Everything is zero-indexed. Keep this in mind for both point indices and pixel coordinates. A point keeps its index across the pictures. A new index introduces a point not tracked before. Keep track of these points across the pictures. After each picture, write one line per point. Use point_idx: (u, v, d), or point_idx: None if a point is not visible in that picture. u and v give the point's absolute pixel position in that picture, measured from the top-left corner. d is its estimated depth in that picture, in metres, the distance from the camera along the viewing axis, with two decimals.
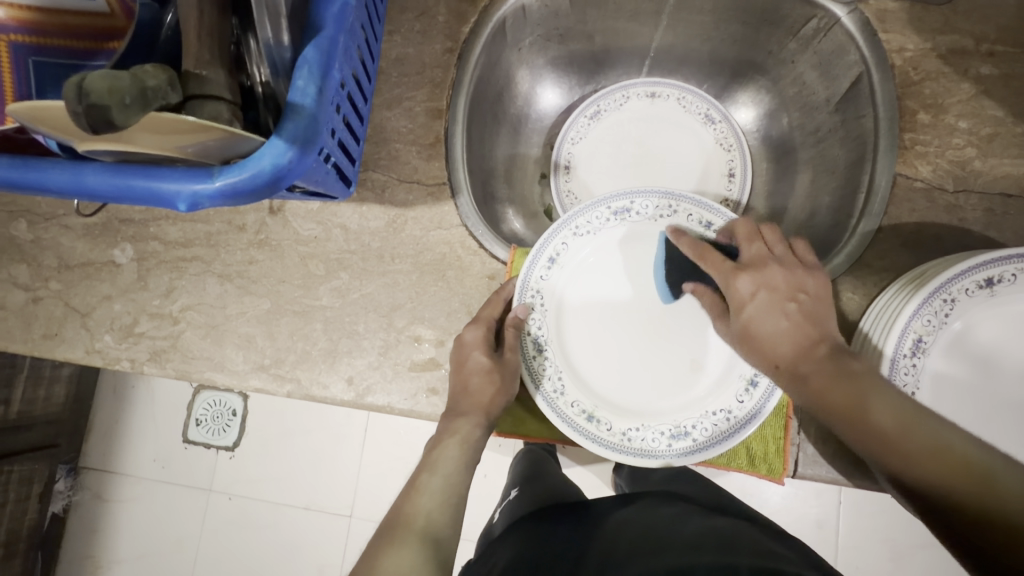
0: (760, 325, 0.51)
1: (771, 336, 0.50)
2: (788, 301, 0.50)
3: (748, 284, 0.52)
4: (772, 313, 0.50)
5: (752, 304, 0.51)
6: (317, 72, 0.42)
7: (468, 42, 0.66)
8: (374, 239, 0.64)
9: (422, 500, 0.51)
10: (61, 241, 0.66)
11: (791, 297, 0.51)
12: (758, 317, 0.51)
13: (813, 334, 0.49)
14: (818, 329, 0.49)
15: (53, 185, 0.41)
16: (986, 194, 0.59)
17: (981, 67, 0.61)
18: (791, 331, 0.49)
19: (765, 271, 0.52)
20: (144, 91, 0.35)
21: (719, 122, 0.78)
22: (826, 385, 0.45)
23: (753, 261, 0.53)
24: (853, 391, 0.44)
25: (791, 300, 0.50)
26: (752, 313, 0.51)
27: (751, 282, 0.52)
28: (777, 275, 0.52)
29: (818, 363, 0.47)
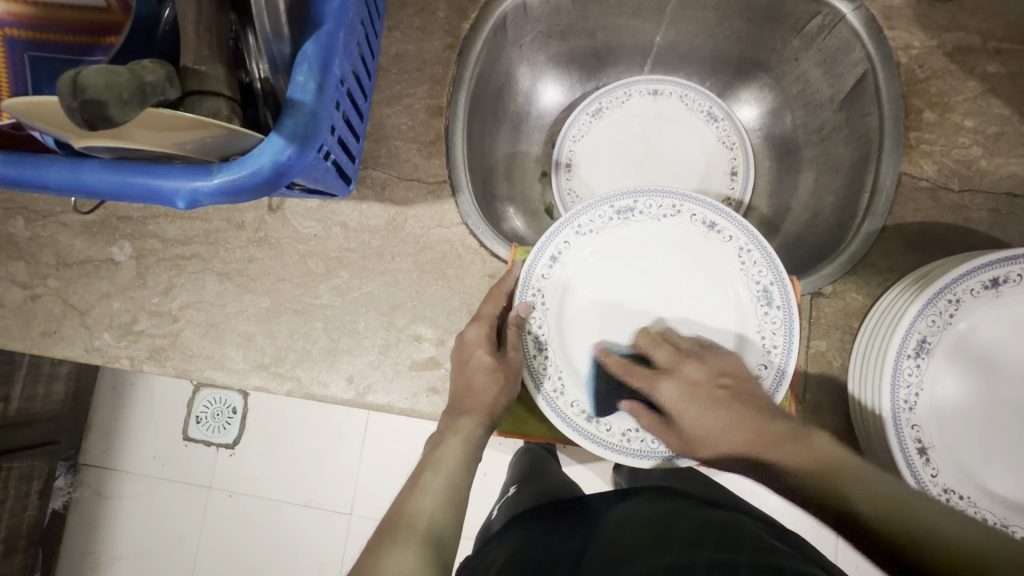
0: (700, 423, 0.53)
1: (715, 429, 0.52)
2: (713, 391, 0.54)
3: (671, 387, 0.56)
4: (705, 409, 0.54)
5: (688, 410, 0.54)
6: (317, 68, 0.42)
7: (469, 38, 0.65)
8: (375, 237, 0.64)
9: (424, 499, 0.51)
10: (60, 238, 0.66)
11: (717, 384, 0.54)
12: (700, 420, 0.54)
13: (751, 418, 0.52)
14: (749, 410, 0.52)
15: (51, 182, 0.40)
16: (992, 193, 0.59)
17: (987, 65, 0.60)
18: (729, 418, 0.52)
19: (682, 371, 0.56)
20: (142, 87, 0.35)
21: (722, 120, 0.78)
22: (790, 455, 0.48)
23: (670, 365, 0.58)
24: (823, 465, 0.47)
25: (714, 390, 0.54)
26: (688, 415, 0.54)
27: (673, 384, 0.56)
28: (694, 369, 0.56)
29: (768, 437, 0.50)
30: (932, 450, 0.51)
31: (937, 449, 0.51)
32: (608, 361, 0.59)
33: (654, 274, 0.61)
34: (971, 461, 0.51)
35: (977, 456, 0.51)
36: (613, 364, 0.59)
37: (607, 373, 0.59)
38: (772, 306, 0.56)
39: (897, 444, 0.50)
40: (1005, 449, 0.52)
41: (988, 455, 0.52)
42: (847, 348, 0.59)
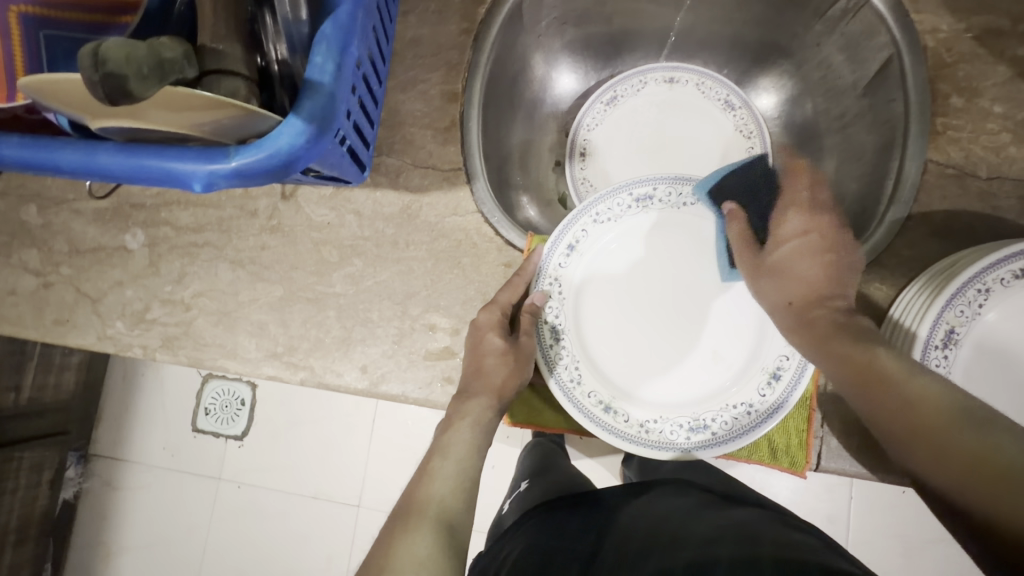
0: (784, 261, 0.55)
1: (790, 272, 0.54)
2: (825, 251, 0.54)
3: (799, 222, 0.56)
4: (806, 254, 0.54)
5: (795, 240, 0.56)
6: (335, 48, 0.41)
7: (484, 23, 0.64)
8: (389, 226, 0.63)
9: (435, 485, 0.49)
10: (72, 226, 0.66)
11: (831, 250, 0.54)
12: (791, 255, 0.55)
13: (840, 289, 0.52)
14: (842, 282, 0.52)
15: (65, 164, 0.39)
16: (1022, 180, 0.57)
17: (1018, 49, 0.59)
18: (818, 275, 0.53)
19: (818, 220, 0.56)
20: (161, 63, 0.35)
21: (739, 108, 0.76)
22: (837, 342, 0.47)
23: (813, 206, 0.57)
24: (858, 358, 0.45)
25: (827, 251, 0.54)
26: (785, 247, 0.56)
27: (801, 220, 0.56)
28: (828, 227, 0.55)
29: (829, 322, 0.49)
30: None
31: None
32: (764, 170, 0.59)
33: (676, 261, 0.60)
34: None
35: None
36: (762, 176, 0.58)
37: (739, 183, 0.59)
38: None
39: None
40: None
41: None
42: None
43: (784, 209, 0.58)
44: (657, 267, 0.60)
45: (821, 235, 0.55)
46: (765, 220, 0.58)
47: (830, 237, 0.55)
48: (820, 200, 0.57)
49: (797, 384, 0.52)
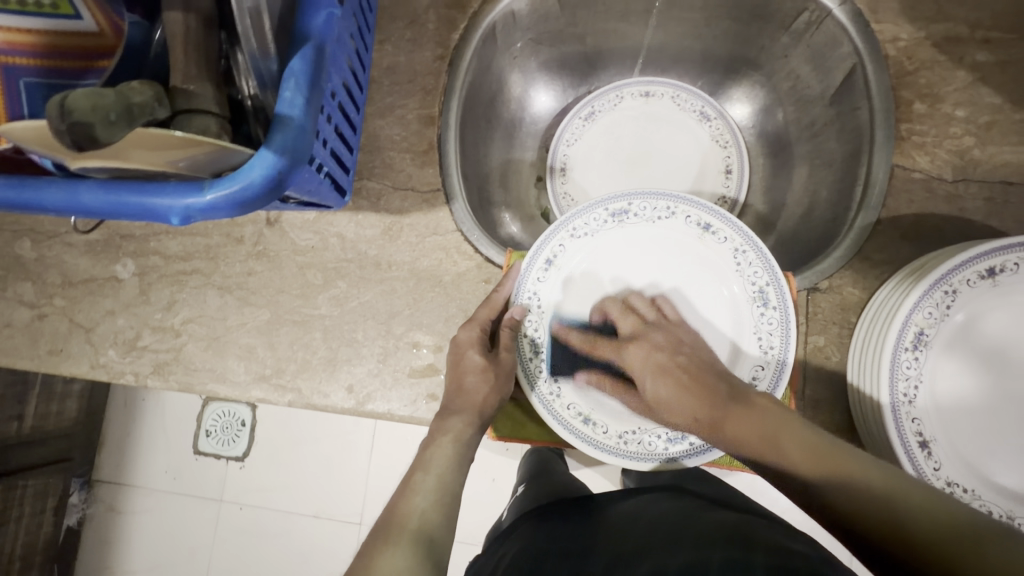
0: (662, 393, 0.53)
1: (669, 398, 0.53)
2: (673, 366, 0.54)
3: (636, 355, 0.56)
4: (660, 376, 0.54)
5: (645, 372, 0.55)
6: (304, 83, 0.42)
7: (458, 48, 0.66)
8: (371, 247, 0.65)
9: (416, 499, 0.50)
10: (65, 258, 0.67)
11: (675, 353, 0.55)
12: (655, 388, 0.54)
13: (709, 386, 0.52)
14: (704, 387, 0.52)
15: (49, 204, 0.41)
16: (987, 182, 0.59)
17: (976, 55, 0.60)
18: (686, 385, 0.52)
19: (649, 337, 0.57)
20: (129, 107, 0.37)
21: (714, 119, 0.78)
22: (740, 426, 0.48)
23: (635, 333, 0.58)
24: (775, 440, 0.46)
25: (672, 359, 0.55)
26: (648, 381, 0.55)
27: (640, 351, 0.56)
28: (660, 340, 0.57)
29: (723, 408, 0.49)
30: (934, 443, 0.50)
31: (938, 442, 0.50)
32: (571, 339, 0.59)
33: (662, 273, 0.61)
34: (975, 453, 0.51)
35: (979, 447, 0.51)
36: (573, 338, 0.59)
37: (567, 350, 0.59)
38: (767, 307, 0.56)
39: (897, 438, 0.50)
40: (1012, 440, 0.51)
41: (994, 446, 0.51)
42: (846, 343, 0.58)
43: (618, 346, 0.58)
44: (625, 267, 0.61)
45: (662, 349, 0.56)
46: (614, 360, 0.58)
47: (667, 344, 0.56)
48: (630, 326, 0.59)
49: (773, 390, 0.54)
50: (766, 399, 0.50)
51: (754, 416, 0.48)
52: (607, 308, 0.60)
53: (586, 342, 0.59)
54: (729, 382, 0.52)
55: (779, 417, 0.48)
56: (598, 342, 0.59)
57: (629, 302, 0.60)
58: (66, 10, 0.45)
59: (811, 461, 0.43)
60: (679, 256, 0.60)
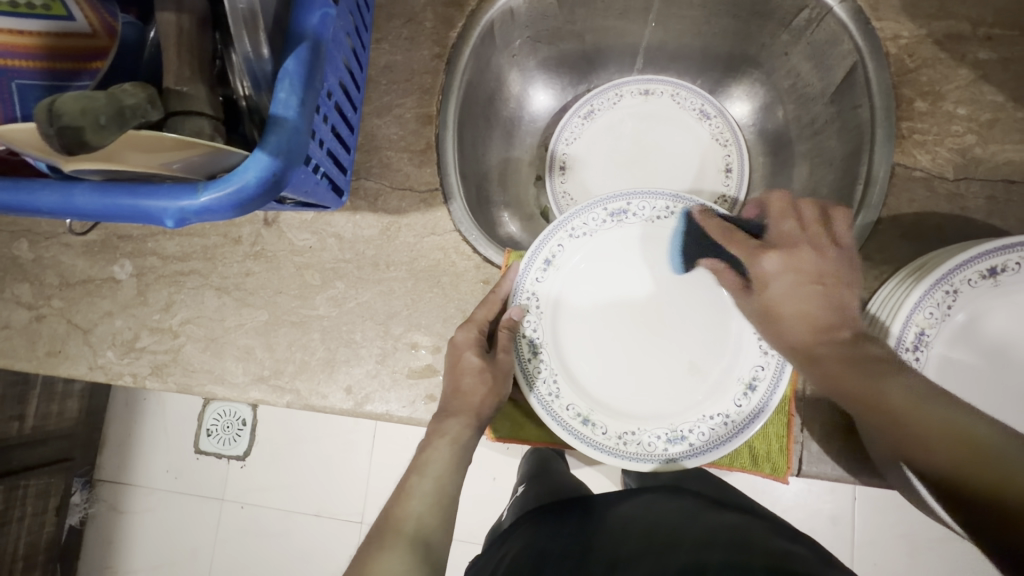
0: (777, 299, 0.52)
1: (783, 309, 0.51)
2: (813, 283, 0.51)
3: (775, 263, 0.52)
4: (795, 287, 0.51)
5: (776, 282, 0.52)
6: (299, 83, 0.42)
7: (456, 47, 0.66)
8: (369, 248, 0.64)
9: (413, 503, 0.50)
10: (62, 259, 0.67)
11: (818, 280, 0.51)
12: (781, 297, 0.52)
13: (834, 324, 0.49)
14: (826, 320, 0.49)
15: (43, 206, 0.41)
16: (989, 181, 0.58)
17: (978, 52, 0.60)
18: (814, 314, 0.50)
19: (796, 249, 0.52)
20: (121, 110, 0.37)
21: (714, 117, 0.77)
22: (842, 373, 0.46)
23: (782, 240, 0.54)
24: (861, 382, 0.45)
25: (818, 280, 0.51)
26: (774, 285, 0.52)
27: (780, 260, 0.52)
28: (810, 257, 0.52)
29: (837, 346, 0.48)
30: None
31: None
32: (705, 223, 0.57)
33: (660, 272, 0.61)
34: None
35: None
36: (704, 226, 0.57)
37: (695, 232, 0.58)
38: None
39: None
40: None
41: None
42: None
43: (756, 248, 0.54)
44: (624, 264, 0.61)
45: (803, 271, 0.52)
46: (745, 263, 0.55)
47: (813, 268, 0.51)
48: (785, 230, 0.54)
49: (775, 389, 0.53)
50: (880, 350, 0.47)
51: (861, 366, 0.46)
52: (770, 203, 0.57)
53: (723, 233, 0.56)
54: (853, 326, 0.49)
55: (882, 377, 0.45)
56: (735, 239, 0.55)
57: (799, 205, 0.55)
58: (59, 10, 0.44)
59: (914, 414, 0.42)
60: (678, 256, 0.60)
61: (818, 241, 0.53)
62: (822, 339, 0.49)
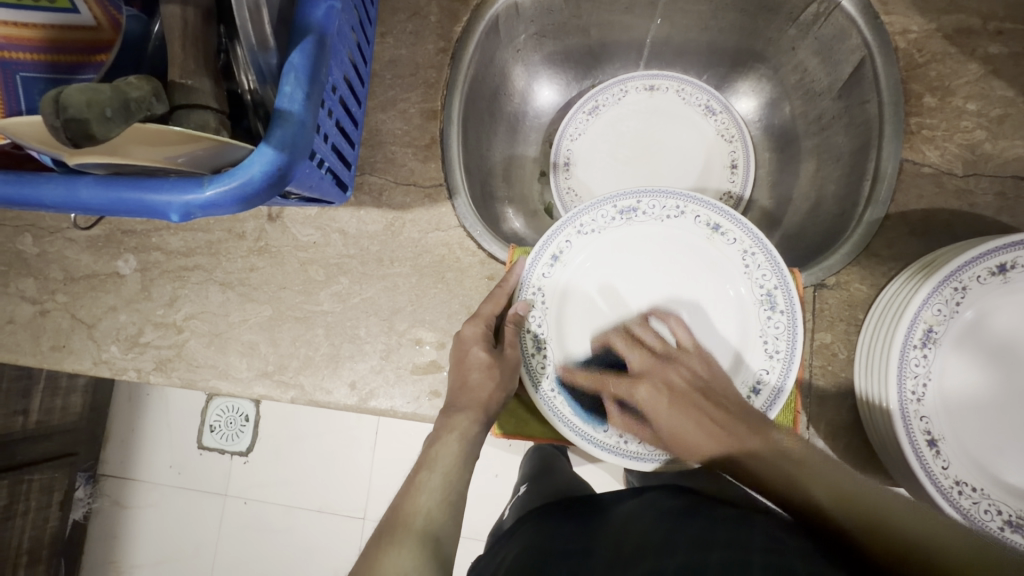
0: (674, 429, 0.53)
1: (685, 436, 0.53)
2: (693, 395, 0.55)
3: (648, 392, 0.57)
4: (680, 414, 0.54)
5: (660, 412, 0.55)
6: (304, 77, 0.41)
7: (461, 42, 0.65)
8: (373, 243, 0.64)
9: (422, 498, 0.50)
10: (67, 254, 0.67)
11: (692, 389, 0.56)
12: (677, 428, 0.53)
13: (731, 426, 0.52)
14: (727, 424, 0.52)
15: (49, 200, 0.40)
16: (998, 177, 0.58)
17: (989, 47, 0.59)
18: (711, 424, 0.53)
19: (660, 376, 0.58)
20: (126, 103, 0.36)
21: (719, 113, 0.77)
22: (767, 464, 0.49)
23: (643, 370, 0.59)
24: (791, 468, 0.48)
25: (691, 393, 0.55)
26: (663, 419, 0.54)
27: (647, 389, 0.57)
28: (672, 374, 0.57)
29: (748, 447, 0.50)
30: (942, 442, 0.50)
31: (947, 441, 0.50)
32: (578, 376, 0.58)
33: (668, 275, 0.60)
34: (985, 451, 0.50)
35: (986, 445, 0.50)
36: (580, 380, 0.58)
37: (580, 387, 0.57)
38: (775, 310, 0.55)
39: (905, 438, 0.49)
40: (1020, 437, 0.51)
41: (1001, 445, 0.50)
42: (853, 339, 0.58)
43: (629, 381, 0.58)
44: (630, 267, 0.60)
45: (673, 389, 0.56)
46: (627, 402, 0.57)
47: (681, 382, 0.57)
48: (637, 364, 0.59)
49: (774, 401, 0.54)
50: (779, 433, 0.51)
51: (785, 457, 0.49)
52: (613, 341, 0.60)
53: (594, 380, 0.58)
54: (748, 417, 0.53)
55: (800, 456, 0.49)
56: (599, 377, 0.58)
57: (635, 331, 0.61)
58: (65, 4, 0.43)
59: (831, 492, 0.45)
60: (688, 259, 0.59)
61: (672, 356, 0.59)
62: (737, 449, 0.51)
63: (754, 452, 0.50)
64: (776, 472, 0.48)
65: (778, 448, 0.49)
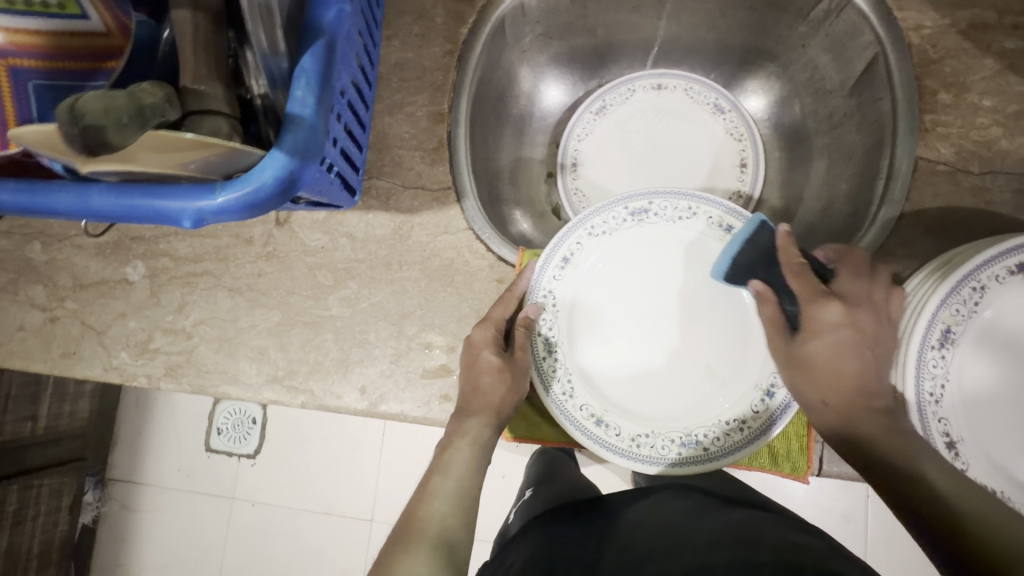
0: (822, 354, 0.50)
1: (828, 366, 0.50)
2: (866, 349, 0.50)
3: (836, 314, 0.50)
4: (846, 347, 0.49)
5: (831, 331, 0.50)
6: (315, 81, 0.41)
7: (468, 42, 0.65)
8: (381, 247, 0.64)
9: (435, 504, 0.50)
10: (75, 260, 0.67)
11: (869, 347, 0.50)
12: (830, 347, 0.50)
13: (869, 388, 0.49)
14: (872, 382, 0.49)
15: (60, 207, 0.40)
16: (1015, 174, 0.57)
17: (1004, 42, 0.58)
18: (855, 373, 0.49)
19: (859, 310, 0.50)
20: (141, 109, 0.38)
21: (728, 111, 0.76)
22: (881, 433, 0.46)
23: (851, 293, 0.51)
24: (909, 441, 0.45)
25: (870, 350, 0.50)
26: (823, 340, 0.50)
27: (840, 312, 0.50)
28: (865, 324, 0.50)
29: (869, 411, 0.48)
30: (961, 443, 0.49)
31: (966, 442, 0.49)
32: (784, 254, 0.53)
33: (682, 275, 0.60)
34: (1004, 452, 0.50)
35: (1007, 445, 0.50)
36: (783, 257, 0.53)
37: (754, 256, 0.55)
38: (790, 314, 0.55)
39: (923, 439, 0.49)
40: None
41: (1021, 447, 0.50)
42: None
43: (821, 295, 0.51)
44: (646, 266, 0.60)
45: (861, 332, 0.50)
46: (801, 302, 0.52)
47: (870, 332, 0.50)
48: (852, 284, 0.52)
49: (789, 405, 0.53)
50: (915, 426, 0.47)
51: (902, 432, 0.46)
52: (846, 258, 0.53)
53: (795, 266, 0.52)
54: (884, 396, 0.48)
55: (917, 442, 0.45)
56: (800, 275, 0.52)
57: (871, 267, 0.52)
58: (73, 9, 0.43)
59: (949, 480, 0.42)
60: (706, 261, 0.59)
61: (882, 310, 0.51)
62: (866, 406, 0.48)
63: (874, 421, 0.47)
64: (877, 438, 0.46)
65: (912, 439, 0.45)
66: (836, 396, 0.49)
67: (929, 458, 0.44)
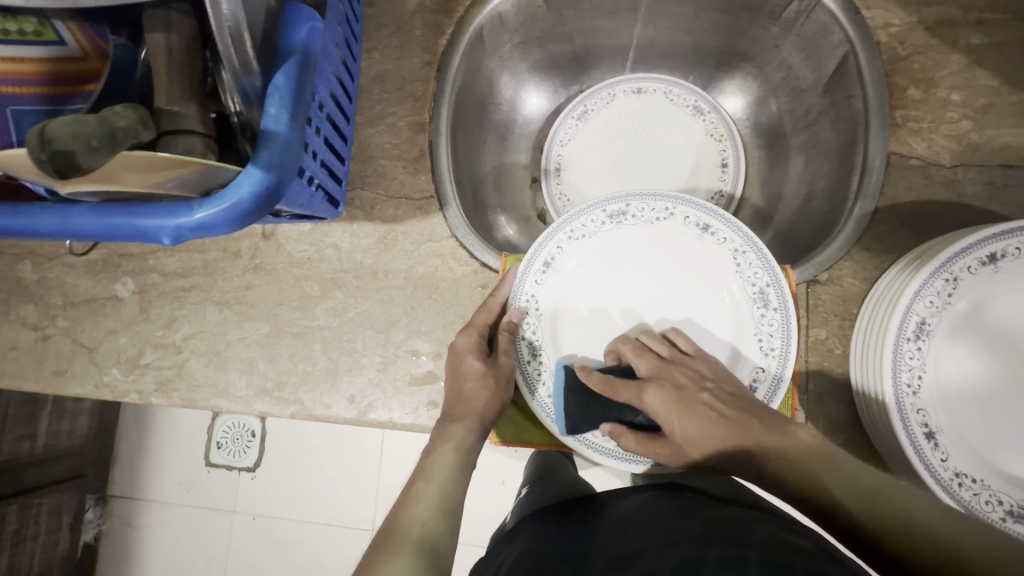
0: (692, 436, 0.50)
1: (699, 441, 0.50)
2: (697, 400, 0.51)
3: (656, 399, 0.53)
4: (687, 416, 0.51)
5: (667, 416, 0.52)
6: (289, 98, 0.42)
7: (446, 54, 0.66)
8: (367, 257, 0.65)
9: (417, 508, 0.50)
10: (65, 279, 0.68)
11: (701, 386, 0.53)
12: (685, 429, 0.50)
13: (741, 421, 0.49)
14: (736, 421, 0.49)
15: (43, 228, 0.41)
16: (986, 166, 0.58)
17: (970, 37, 0.59)
18: (712, 422, 0.50)
19: (664, 377, 0.54)
20: (112, 132, 0.39)
21: (708, 113, 0.78)
22: (782, 454, 0.46)
23: (650, 372, 0.55)
24: (806, 459, 0.45)
25: (700, 394, 0.52)
26: (676, 424, 0.51)
27: (656, 394, 0.53)
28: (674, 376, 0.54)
29: (756, 437, 0.48)
30: (940, 434, 0.50)
31: (945, 433, 0.50)
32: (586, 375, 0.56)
33: (660, 275, 0.60)
34: (985, 442, 0.50)
35: (987, 435, 0.50)
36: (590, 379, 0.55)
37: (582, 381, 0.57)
38: (768, 308, 0.55)
39: (902, 430, 0.49)
40: (1019, 425, 0.50)
41: (1002, 436, 0.50)
42: (848, 334, 0.58)
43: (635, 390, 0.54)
44: (623, 267, 0.61)
45: (680, 388, 0.53)
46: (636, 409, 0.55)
47: (687, 381, 0.53)
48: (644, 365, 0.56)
49: (772, 397, 0.54)
50: (802, 429, 0.47)
51: (799, 453, 0.45)
52: (622, 349, 0.58)
53: (605, 384, 0.55)
54: (761, 415, 0.49)
55: (808, 441, 0.46)
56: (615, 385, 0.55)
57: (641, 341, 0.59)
58: (50, 36, 0.45)
59: (850, 489, 0.42)
60: (683, 262, 0.59)
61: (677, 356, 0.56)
62: (755, 445, 0.47)
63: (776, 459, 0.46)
64: (787, 455, 0.46)
65: (802, 445, 0.46)
66: (730, 450, 0.48)
67: (833, 475, 0.43)
